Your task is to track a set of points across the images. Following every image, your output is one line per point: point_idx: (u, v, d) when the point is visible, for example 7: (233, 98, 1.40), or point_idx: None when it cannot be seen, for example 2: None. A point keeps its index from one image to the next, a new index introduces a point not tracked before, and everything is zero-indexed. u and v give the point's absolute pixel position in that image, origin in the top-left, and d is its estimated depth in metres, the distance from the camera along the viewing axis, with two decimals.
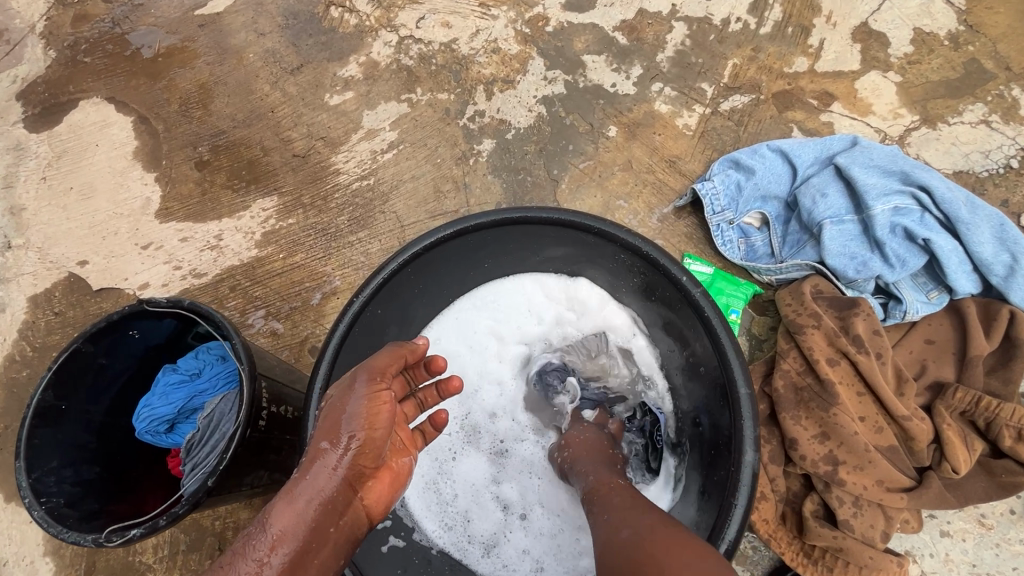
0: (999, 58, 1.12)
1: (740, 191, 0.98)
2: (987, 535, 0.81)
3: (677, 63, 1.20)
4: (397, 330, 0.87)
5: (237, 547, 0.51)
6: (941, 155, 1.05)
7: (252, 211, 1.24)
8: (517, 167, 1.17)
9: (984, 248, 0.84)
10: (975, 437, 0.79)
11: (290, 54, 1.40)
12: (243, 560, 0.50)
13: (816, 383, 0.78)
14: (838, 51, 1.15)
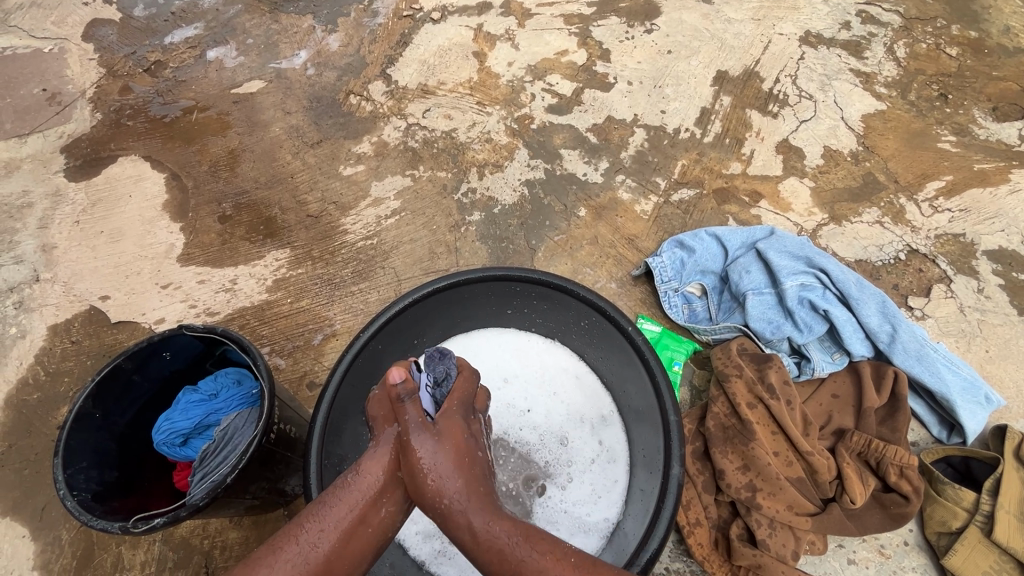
0: (889, 173, 1.40)
1: (684, 266, 1.20)
2: (887, 563, 0.94)
3: (637, 161, 1.47)
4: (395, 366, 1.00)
5: (340, 480, 0.66)
6: (845, 247, 1.29)
7: (266, 260, 1.40)
8: (501, 236, 1.38)
9: (872, 319, 1.06)
10: (869, 475, 0.95)
11: (312, 130, 1.64)
12: (341, 488, 0.65)
13: (739, 423, 0.95)
14: (764, 160, 1.43)
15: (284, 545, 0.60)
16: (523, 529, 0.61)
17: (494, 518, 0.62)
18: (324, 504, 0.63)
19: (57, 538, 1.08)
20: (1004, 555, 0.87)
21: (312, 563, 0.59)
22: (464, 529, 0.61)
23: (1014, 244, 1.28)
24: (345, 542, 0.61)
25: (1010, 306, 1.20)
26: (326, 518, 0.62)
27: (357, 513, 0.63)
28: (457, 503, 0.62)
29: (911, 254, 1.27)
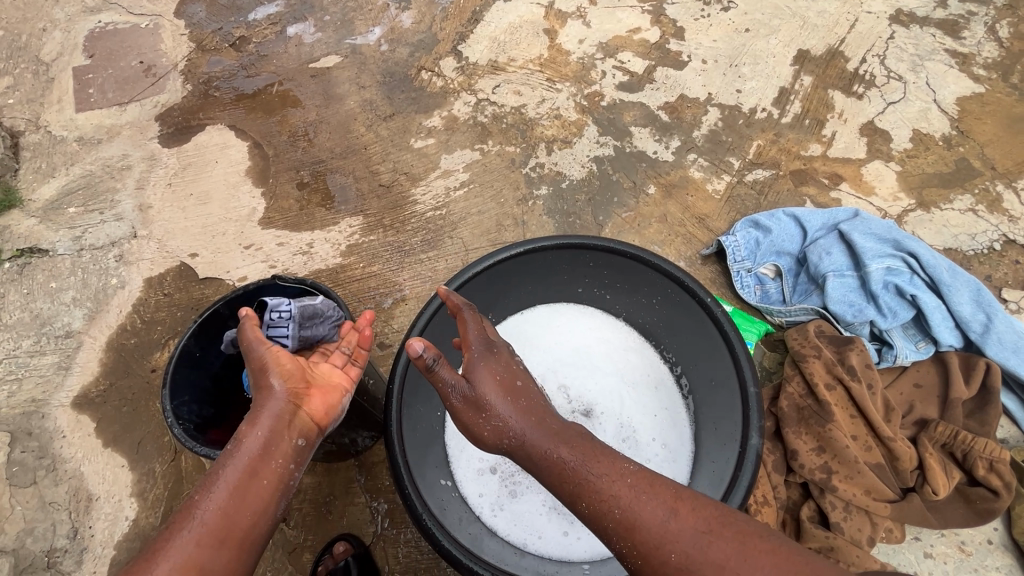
0: (985, 159, 1.32)
1: (758, 246, 1.17)
2: (967, 560, 0.90)
3: (710, 140, 1.44)
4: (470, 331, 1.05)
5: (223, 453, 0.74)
6: (933, 234, 1.23)
7: (340, 227, 1.46)
8: (568, 211, 1.38)
9: (964, 308, 1.01)
10: (954, 467, 0.91)
11: (385, 104, 1.69)
12: (228, 456, 0.73)
13: (815, 404, 0.93)
14: (846, 142, 1.38)
15: (179, 520, 0.66)
16: (581, 449, 0.71)
17: (557, 441, 0.72)
18: (209, 474, 0.70)
19: (151, 471, 1.18)
20: None
21: (208, 525, 0.66)
22: (538, 453, 0.72)
23: None
24: (235, 493, 0.69)
25: None
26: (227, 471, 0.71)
27: (239, 471, 0.71)
28: (520, 433, 0.73)
29: (1007, 245, 1.19)
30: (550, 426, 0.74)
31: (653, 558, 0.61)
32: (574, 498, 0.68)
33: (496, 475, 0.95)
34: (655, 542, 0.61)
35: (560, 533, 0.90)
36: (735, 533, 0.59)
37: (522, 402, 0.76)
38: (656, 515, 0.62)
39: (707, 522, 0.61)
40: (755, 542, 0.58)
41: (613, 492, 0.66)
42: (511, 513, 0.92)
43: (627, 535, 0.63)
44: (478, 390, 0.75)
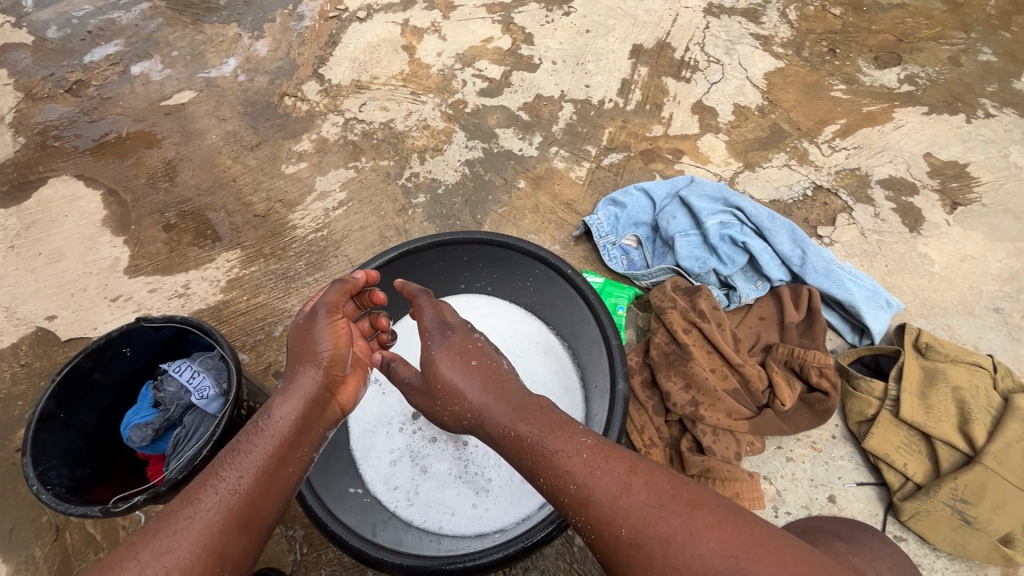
0: (791, 122, 1.55)
1: (618, 220, 1.30)
2: (819, 455, 1.06)
3: (567, 132, 1.56)
4: None
5: (249, 428, 0.71)
6: (759, 189, 1.42)
7: (217, 263, 1.41)
8: (448, 214, 1.44)
9: (784, 246, 1.18)
10: (795, 379, 1.07)
11: (249, 134, 1.66)
12: (252, 433, 0.71)
13: (678, 348, 1.05)
14: (682, 121, 1.56)
15: (200, 498, 0.63)
16: (538, 421, 0.73)
17: (515, 416, 0.74)
18: (234, 453, 0.68)
19: (29, 557, 1.07)
20: (910, 431, 1.00)
21: (234, 508, 0.63)
22: (494, 428, 0.75)
23: (901, 172, 1.44)
24: (262, 475, 0.67)
25: (903, 226, 1.35)
26: (242, 450, 0.69)
27: (270, 455, 0.69)
28: (476, 411, 0.77)
29: (816, 190, 1.41)
30: (512, 401, 0.76)
31: (604, 533, 0.62)
32: (533, 472, 0.70)
33: (404, 467, 0.99)
34: (607, 515, 0.62)
35: (469, 508, 0.94)
36: (685, 506, 0.60)
37: (483, 380, 0.79)
38: (609, 491, 0.63)
39: (654, 494, 0.62)
40: (703, 515, 0.59)
41: (571, 467, 0.67)
42: (423, 500, 0.95)
43: (582, 510, 0.64)
44: (436, 374, 0.81)
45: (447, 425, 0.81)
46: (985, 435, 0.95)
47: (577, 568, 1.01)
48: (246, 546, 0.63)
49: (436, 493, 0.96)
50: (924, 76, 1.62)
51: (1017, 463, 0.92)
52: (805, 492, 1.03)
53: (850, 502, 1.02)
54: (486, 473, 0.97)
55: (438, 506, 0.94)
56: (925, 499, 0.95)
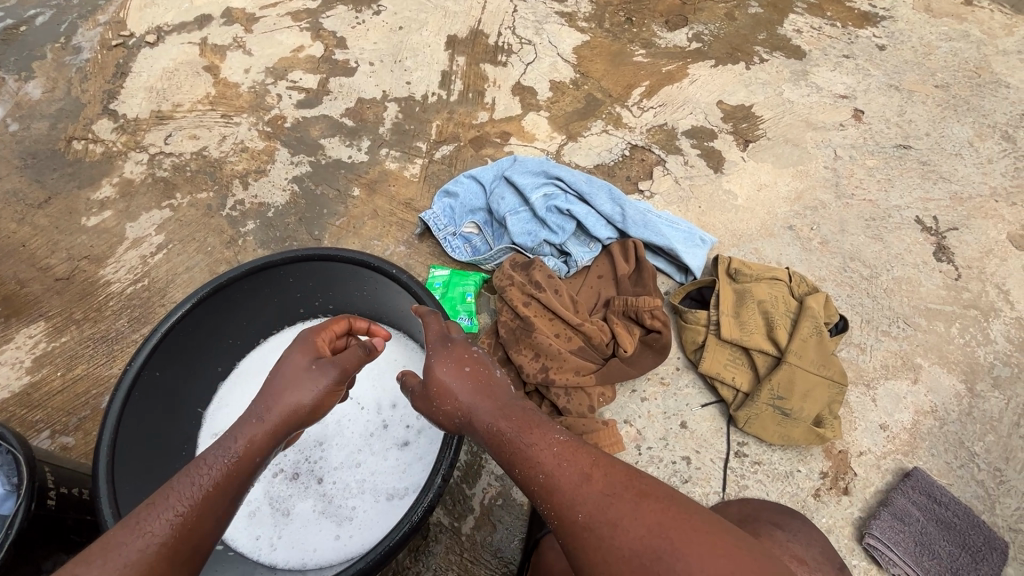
0: (604, 90, 1.65)
1: (455, 211, 1.31)
2: (668, 389, 1.16)
3: (395, 132, 1.54)
4: (180, 387, 1.00)
5: (203, 455, 0.71)
6: (584, 157, 1.51)
7: (17, 342, 1.23)
8: (283, 236, 1.37)
9: (606, 207, 1.27)
10: (634, 325, 1.16)
11: (34, 190, 1.45)
12: (205, 459, 0.70)
13: (522, 321, 1.09)
14: (505, 104, 1.60)
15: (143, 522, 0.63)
16: (520, 420, 0.74)
17: (498, 414, 0.75)
18: (181, 480, 0.67)
19: None
20: (733, 348, 1.13)
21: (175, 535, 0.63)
22: (481, 425, 0.75)
23: (701, 121, 1.59)
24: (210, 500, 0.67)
25: (708, 168, 1.50)
26: (198, 474, 0.68)
27: (219, 482, 0.68)
28: (465, 414, 0.77)
29: (633, 149, 1.52)
30: (498, 399, 0.77)
31: (565, 518, 0.64)
32: (508, 464, 0.71)
33: (267, 514, 0.99)
34: (569, 501, 0.64)
35: (333, 539, 0.96)
36: (636, 495, 0.63)
37: (473, 381, 0.79)
38: (571, 480, 0.65)
39: (610, 483, 0.65)
40: (650, 504, 0.62)
41: (541, 459, 0.69)
42: (287, 544, 0.96)
43: (547, 497, 0.66)
44: (432, 377, 0.81)
45: (440, 426, 0.81)
46: (787, 337, 1.10)
47: (468, 558, 1.02)
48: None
49: (302, 533, 0.97)
50: (708, 33, 1.80)
51: (813, 354, 1.09)
52: (660, 425, 1.12)
53: (699, 423, 1.13)
54: (349, 503, 1.00)
55: (303, 545, 0.96)
56: (752, 405, 1.08)
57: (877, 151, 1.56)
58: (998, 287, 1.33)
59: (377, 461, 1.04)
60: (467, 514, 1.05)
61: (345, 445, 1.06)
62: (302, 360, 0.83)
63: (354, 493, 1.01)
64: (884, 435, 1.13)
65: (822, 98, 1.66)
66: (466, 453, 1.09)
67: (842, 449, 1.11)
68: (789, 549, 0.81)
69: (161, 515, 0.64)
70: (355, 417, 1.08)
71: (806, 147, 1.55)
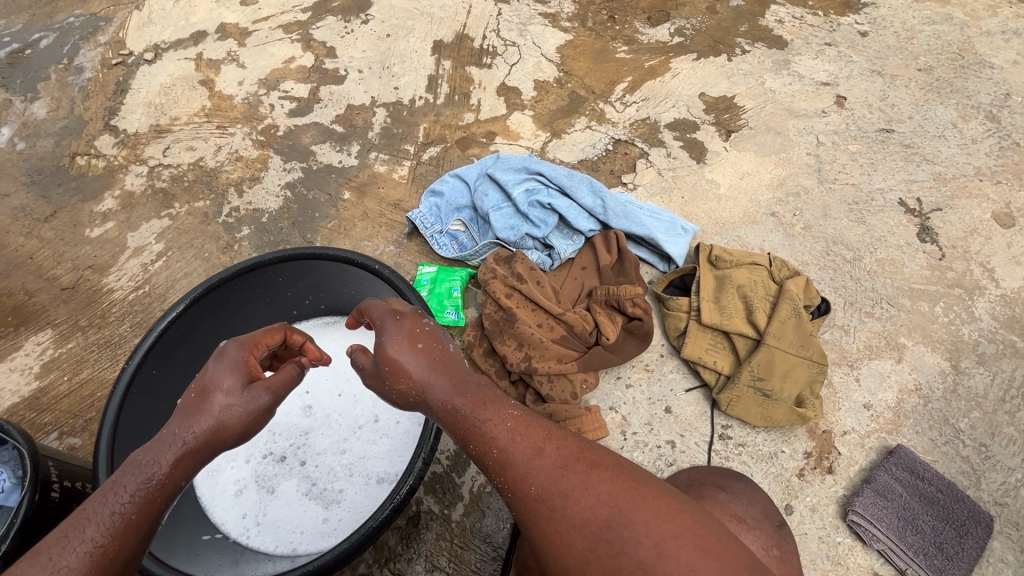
0: (587, 87, 1.68)
1: (441, 210, 1.35)
2: (652, 374, 1.19)
3: (384, 136, 1.59)
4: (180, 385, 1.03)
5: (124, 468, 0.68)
6: (568, 153, 1.54)
7: (26, 349, 1.28)
8: (277, 240, 1.42)
9: (586, 199, 1.29)
10: (616, 313, 1.18)
11: (41, 205, 1.51)
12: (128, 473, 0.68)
13: (505, 313, 1.12)
14: (490, 105, 1.64)
15: (68, 537, 0.62)
16: (473, 397, 0.73)
17: (453, 392, 0.74)
18: (107, 495, 0.66)
19: None
20: (714, 332, 1.15)
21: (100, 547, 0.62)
22: (435, 403, 0.74)
23: (684, 113, 1.61)
24: (138, 515, 0.66)
25: (691, 159, 1.52)
26: (116, 500, 0.65)
27: (148, 494, 0.67)
28: (419, 392, 0.76)
29: (616, 143, 1.55)
30: (454, 376, 0.76)
31: (519, 490, 0.66)
32: (462, 440, 0.71)
33: (258, 496, 1.03)
34: (522, 473, 0.66)
35: (319, 523, 1.00)
36: (587, 465, 0.65)
37: (429, 358, 0.78)
38: (524, 454, 0.67)
39: (564, 455, 0.66)
40: (601, 473, 0.64)
41: (495, 433, 0.69)
42: (277, 525, 1.00)
43: (501, 472, 0.68)
44: (383, 355, 0.79)
45: (393, 403, 0.80)
46: (765, 319, 1.12)
47: (459, 542, 1.05)
48: None
49: (288, 518, 1.01)
50: (690, 27, 1.82)
51: (791, 335, 1.10)
52: (645, 411, 1.15)
53: (683, 407, 1.15)
54: (337, 485, 1.05)
55: (289, 528, 1.00)
56: (733, 387, 1.10)
57: (860, 136, 1.57)
58: (983, 265, 1.33)
59: (363, 449, 1.08)
60: (456, 502, 1.07)
61: (332, 434, 1.10)
62: (230, 385, 0.75)
63: (341, 478, 1.05)
64: (868, 414, 1.15)
65: (804, 86, 1.68)
66: (454, 443, 1.13)
67: (826, 429, 1.13)
68: (729, 508, 0.82)
69: (77, 548, 0.61)
70: (344, 407, 1.13)
71: (788, 135, 1.57)
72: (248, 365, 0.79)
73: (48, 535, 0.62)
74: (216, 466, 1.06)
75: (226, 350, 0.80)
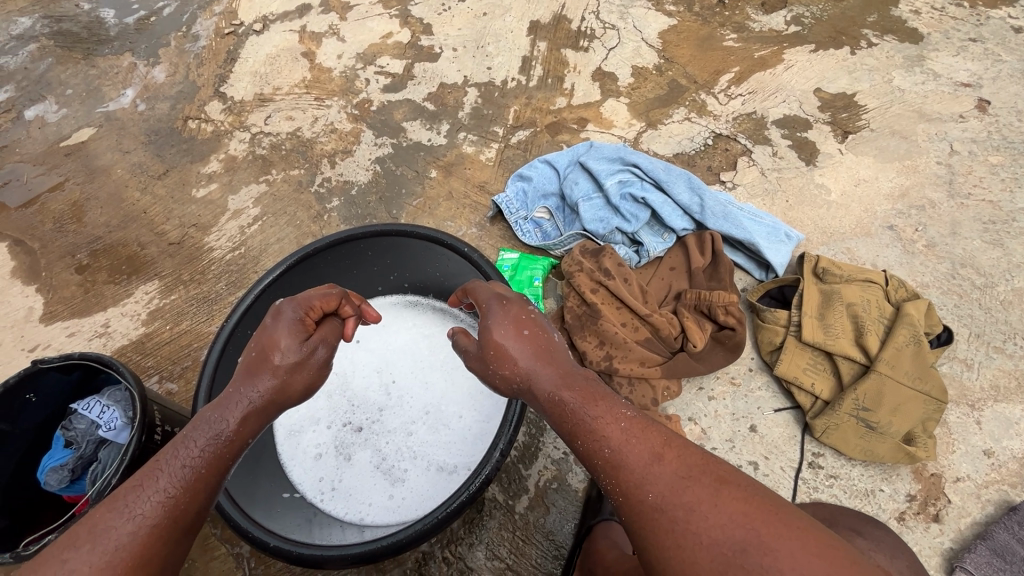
0: (689, 76, 1.58)
1: (527, 195, 1.32)
2: (738, 389, 1.11)
3: (474, 117, 1.57)
4: None
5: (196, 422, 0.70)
6: (663, 146, 1.46)
7: (136, 297, 1.39)
8: (364, 214, 1.44)
9: (683, 196, 1.22)
10: (705, 320, 1.12)
11: (155, 163, 1.63)
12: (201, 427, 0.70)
13: (589, 308, 1.09)
14: (584, 89, 1.58)
15: (145, 484, 0.63)
16: (583, 392, 0.71)
17: (560, 383, 0.72)
18: (182, 446, 0.67)
19: None
20: (814, 351, 1.06)
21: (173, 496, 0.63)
22: (540, 394, 0.73)
23: (795, 110, 1.48)
24: (208, 468, 0.67)
25: (800, 160, 1.40)
26: (186, 455, 0.66)
27: (219, 448, 0.68)
28: (523, 378, 0.74)
29: (717, 138, 1.45)
30: (559, 368, 0.74)
31: (632, 496, 0.62)
32: (570, 436, 0.69)
33: (331, 461, 1.06)
34: (637, 479, 0.62)
35: (384, 499, 1.02)
36: (714, 481, 0.60)
37: (533, 344, 0.76)
38: (641, 459, 0.63)
39: (686, 465, 0.62)
40: (731, 491, 0.59)
41: (607, 432, 0.66)
42: (346, 492, 1.03)
43: (612, 473, 0.64)
44: (489, 339, 0.77)
45: (496, 388, 0.79)
46: (878, 345, 1.02)
47: (521, 535, 1.03)
48: (183, 542, 0.64)
49: (356, 488, 1.03)
50: (809, 15, 1.67)
51: (908, 365, 1.00)
52: (728, 426, 1.08)
53: (770, 428, 1.07)
54: (405, 465, 1.05)
55: (356, 498, 1.02)
56: (832, 414, 1.01)
57: (1005, 146, 1.38)
58: None
59: (430, 433, 1.08)
60: (521, 494, 1.06)
61: (405, 412, 1.11)
62: (287, 344, 0.78)
63: (407, 459, 1.06)
64: (988, 461, 1.02)
65: (939, 86, 1.50)
66: (523, 434, 1.11)
67: (935, 473, 1.01)
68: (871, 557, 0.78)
69: (151, 498, 0.62)
70: (416, 389, 1.13)
71: (916, 141, 1.41)
72: (303, 323, 0.82)
73: (125, 484, 0.64)
74: (296, 424, 1.10)
75: (280, 311, 0.82)
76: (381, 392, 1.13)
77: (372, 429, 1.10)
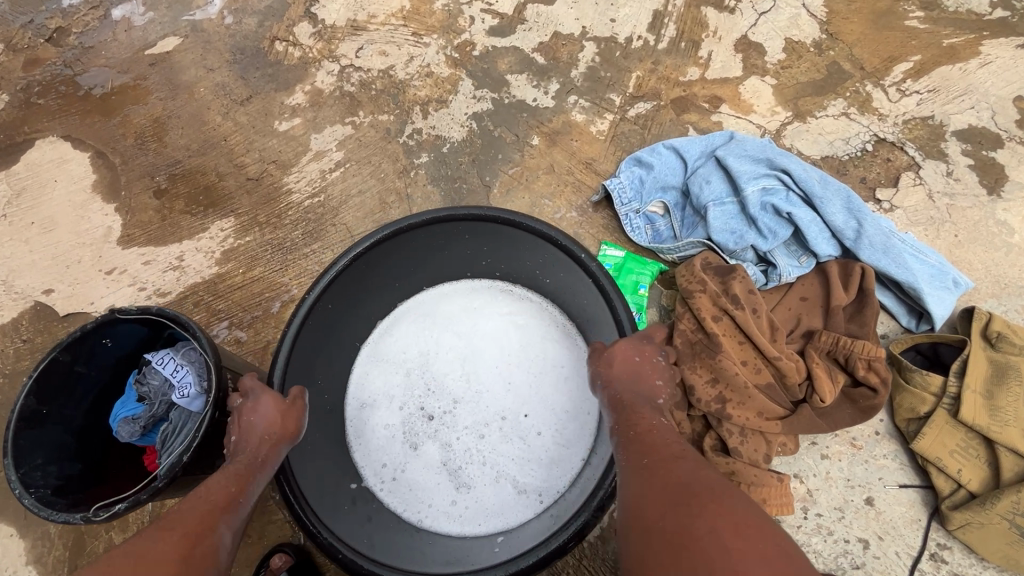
0: (854, 60, 1.31)
1: (643, 184, 1.15)
2: (858, 453, 0.97)
3: (588, 78, 1.37)
4: (349, 322, 0.99)
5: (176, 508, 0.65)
6: (810, 145, 1.23)
7: (211, 232, 1.33)
8: (453, 176, 1.31)
9: (837, 217, 1.02)
10: (838, 372, 0.95)
11: (239, 86, 1.52)
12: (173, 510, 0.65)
13: (705, 337, 0.94)
14: (722, 61, 1.34)
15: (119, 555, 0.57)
16: (635, 439, 0.67)
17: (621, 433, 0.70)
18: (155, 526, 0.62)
19: (44, 534, 1.08)
20: (969, 434, 0.89)
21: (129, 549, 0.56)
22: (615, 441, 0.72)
23: (984, 121, 1.21)
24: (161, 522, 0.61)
25: (980, 187, 1.15)
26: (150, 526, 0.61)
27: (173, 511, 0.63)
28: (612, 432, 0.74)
29: (879, 144, 1.21)
30: (631, 418, 0.72)
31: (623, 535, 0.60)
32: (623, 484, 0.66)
33: (398, 450, 0.99)
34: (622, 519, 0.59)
35: (449, 502, 0.95)
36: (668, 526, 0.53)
37: (621, 400, 0.76)
38: (625, 498, 0.60)
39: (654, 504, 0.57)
40: (676, 537, 0.52)
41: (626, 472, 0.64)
42: (406, 485, 0.97)
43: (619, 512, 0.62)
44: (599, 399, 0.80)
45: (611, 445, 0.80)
46: None
47: (585, 565, 0.99)
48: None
49: (417, 486, 0.97)
50: None
51: None
52: (839, 493, 0.95)
53: (890, 505, 0.93)
54: (474, 470, 0.98)
55: (416, 496, 0.96)
56: (979, 511, 0.85)
57: None
58: None
59: (505, 442, 0.99)
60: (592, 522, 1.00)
61: (480, 412, 1.01)
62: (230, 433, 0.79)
63: (476, 463, 0.98)
64: None
65: None
66: None
67: None
68: None
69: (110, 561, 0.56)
70: (496, 389, 1.02)
71: None
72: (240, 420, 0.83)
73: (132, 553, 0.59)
74: (369, 399, 1.02)
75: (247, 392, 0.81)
76: (455, 385, 1.03)
77: (444, 421, 1.01)
